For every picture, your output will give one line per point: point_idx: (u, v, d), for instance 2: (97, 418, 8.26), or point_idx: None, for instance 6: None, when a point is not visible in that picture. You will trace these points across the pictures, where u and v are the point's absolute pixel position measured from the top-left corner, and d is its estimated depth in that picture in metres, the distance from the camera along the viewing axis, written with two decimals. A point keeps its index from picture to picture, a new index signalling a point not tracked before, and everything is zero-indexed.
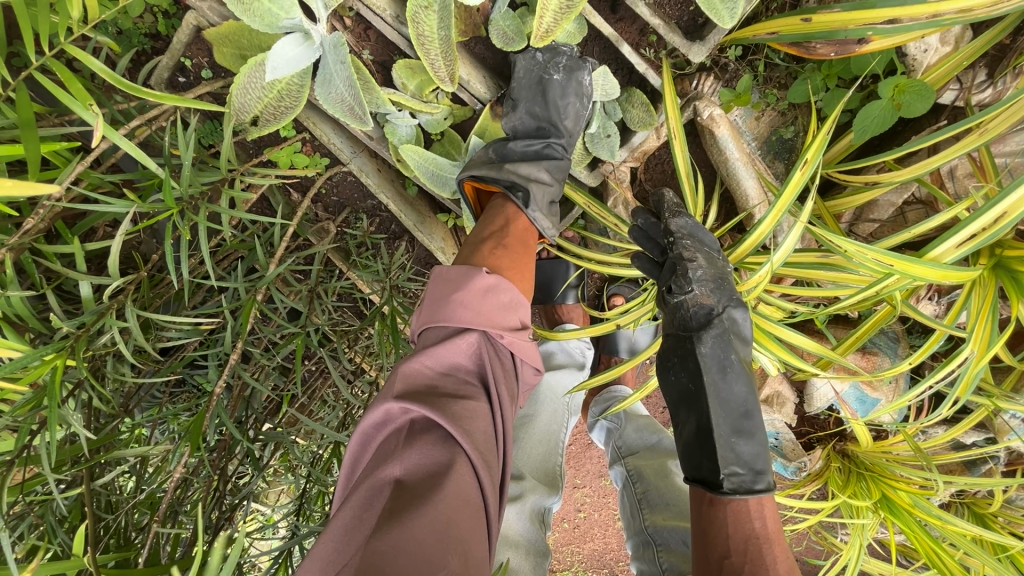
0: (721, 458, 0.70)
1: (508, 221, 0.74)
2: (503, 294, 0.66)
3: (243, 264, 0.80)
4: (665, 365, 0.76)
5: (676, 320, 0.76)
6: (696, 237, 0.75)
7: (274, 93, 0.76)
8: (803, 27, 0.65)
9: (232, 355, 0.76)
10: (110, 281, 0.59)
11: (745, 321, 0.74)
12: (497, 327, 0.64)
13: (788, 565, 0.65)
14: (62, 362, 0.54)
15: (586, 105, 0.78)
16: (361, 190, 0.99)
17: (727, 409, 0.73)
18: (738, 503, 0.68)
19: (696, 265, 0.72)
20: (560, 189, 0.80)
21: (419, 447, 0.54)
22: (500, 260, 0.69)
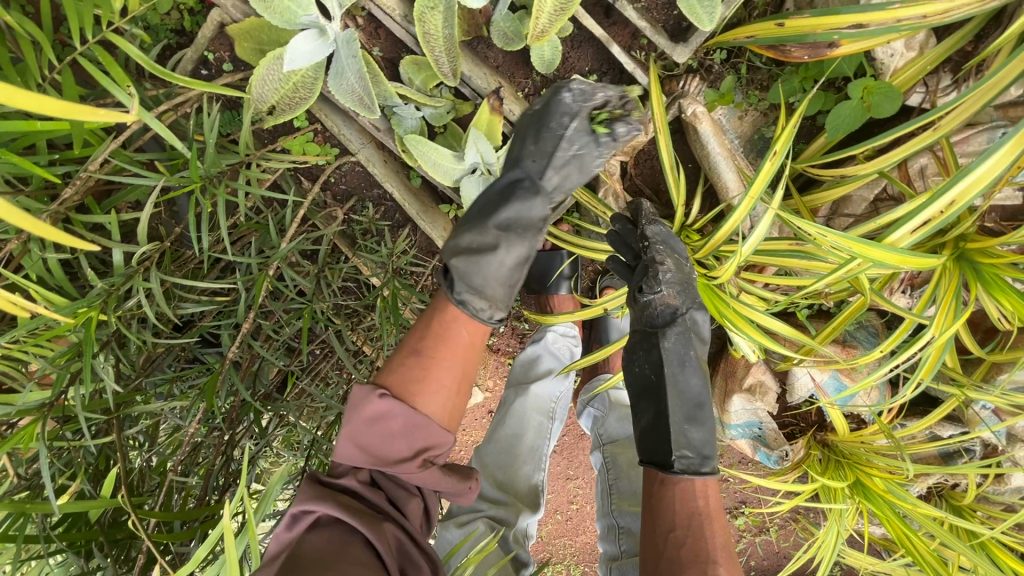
0: (674, 442, 0.75)
1: (444, 319, 0.70)
2: (395, 419, 0.65)
3: (257, 242, 0.86)
4: (631, 356, 0.81)
5: (642, 316, 0.79)
6: (669, 244, 0.78)
7: (290, 85, 0.82)
8: (777, 31, 0.72)
9: (244, 326, 0.81)
10: (138, 247, 0.65)
11: (705, 322, 0.79)
12: (382, 461, 0.65)
13: (724, 541, 0.72)
14: (95, 316, 0.60)
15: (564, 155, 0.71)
16: (367, 179, 1.05)
17: (683, 399, 0.77)
18: (684, 481, 0.74)
19: (665, 269, 0.76)
20: (509, 256, 0.70)
21: (316, 540, 0.60)
22: (406, 376, 0.68)
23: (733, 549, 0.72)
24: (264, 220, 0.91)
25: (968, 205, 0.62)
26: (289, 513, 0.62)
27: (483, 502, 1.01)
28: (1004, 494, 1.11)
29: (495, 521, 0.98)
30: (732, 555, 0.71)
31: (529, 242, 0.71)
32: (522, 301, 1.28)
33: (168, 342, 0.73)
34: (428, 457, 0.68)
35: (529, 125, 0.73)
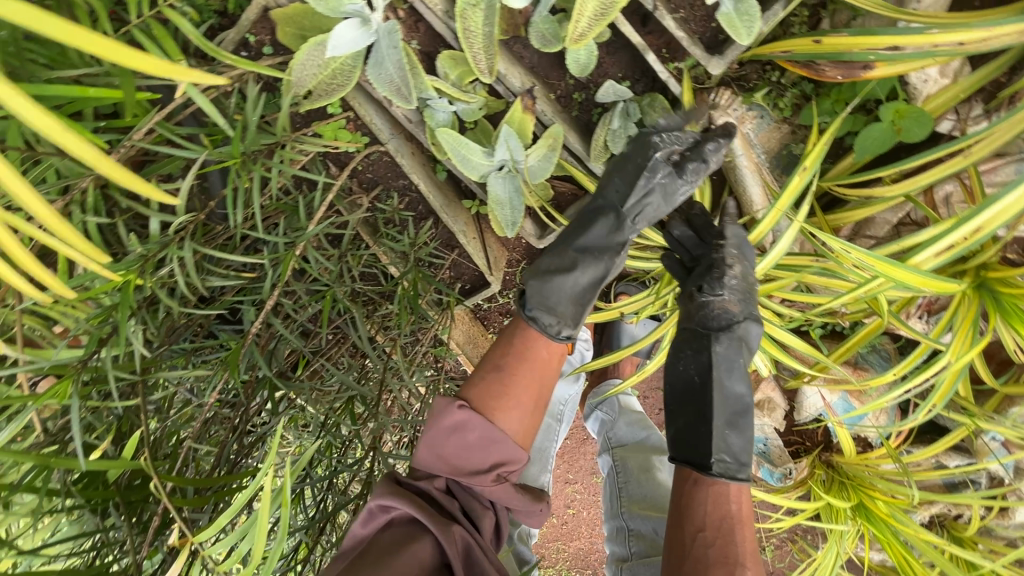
0: (715, 444, 0.74)
1: (521, 343, 0.77)
2: (472, 431, 0.71)
3: (286, 222, 0.88)
4: (677, 354, 0.81)
5: (696, 316, 0.79)
6: (742, 249, 0.77)
7: (329, 71, 0.84)
8: (814, 47, 0.73)
9: (269, 302, 0.83)
10: (175, 217, 0.67)
11: (758, 337, 0.78)
12: (461, 471, 0.71)
13: (753, 547, 0.71)
14: (133, 280, 0.62)
15: (648, 186, 0.75)
16: (394, 169, 1.07)
17: (726, 405, 0.77)
18: (720, 485, 0.73)
19: (731, 273, 0.75)
20: (582, 278, 0.78)
21: (388, 539, 0.65)
22: (485, 393, 0.74)
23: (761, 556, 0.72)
24: (293, 201, 0.92)
25: (995, 232, 0.63)
26: (368, 509, 0.67)
27: None
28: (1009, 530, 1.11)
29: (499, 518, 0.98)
30: (758, 561, 0.71)
31: (603, 264, 0.79)
32: None
33: (195, 312, 0.75)
34: (502, 472, 0.73)
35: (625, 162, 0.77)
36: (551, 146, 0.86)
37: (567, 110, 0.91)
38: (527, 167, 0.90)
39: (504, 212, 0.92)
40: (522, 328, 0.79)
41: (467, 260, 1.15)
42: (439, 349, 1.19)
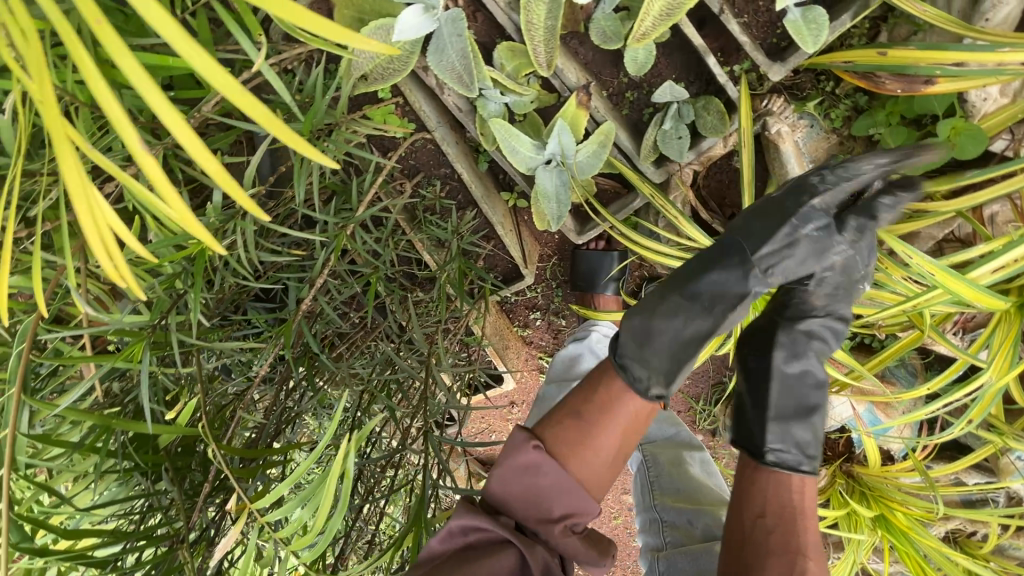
0: (769, 432, 0.76)
1: (607, 393, 0.72)
2: (545, 475, 0.67)
3: (336, 202, 0.88)
4: (746, 336, 0.82)
5: (778, 301, 0.79)
6: (863, 232, 0.71)
7: (387, 55, 0.84)
8: (878, 59, 0.73)
9: (318, 280, 0.84)
10: (241, 191, 0.68)
11: (837, 334, 0.77)
12: (530, 515, 0.68)
13: (817, 541, 0.71)
14: (202, 250, 0.62)
15: (789, 245, 0.70)
16: (438, 157, 1.07)
17: (791, 396, 0.77)
18: (776, 473, 0.75)
19: (832, 266, 0.73)
20: (683, 330, 0.72)
21: (475, 560, 0.62)
22: (563, 436, 0.70)
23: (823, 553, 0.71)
24: (342, 182, 0.93)
25: None
26: (450, 528, 0.64)
27: None
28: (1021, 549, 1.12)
29: None
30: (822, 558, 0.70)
31: (712, 319, 0.72)
32: (563, 297, 1.31)
33: (249, 286, 0.76)
34: (571, 523, 0.69)
35: (759, 215, 0.73)
36: (602, 142, 0.87)
37: (617, 108, 0.93)
38: (576, 162, 0.91)
39: (551, 207, 0.94)
40: (609, 375, 0.73)
41: (502, 252, 1.16)
42: (469, 339, 1.19)
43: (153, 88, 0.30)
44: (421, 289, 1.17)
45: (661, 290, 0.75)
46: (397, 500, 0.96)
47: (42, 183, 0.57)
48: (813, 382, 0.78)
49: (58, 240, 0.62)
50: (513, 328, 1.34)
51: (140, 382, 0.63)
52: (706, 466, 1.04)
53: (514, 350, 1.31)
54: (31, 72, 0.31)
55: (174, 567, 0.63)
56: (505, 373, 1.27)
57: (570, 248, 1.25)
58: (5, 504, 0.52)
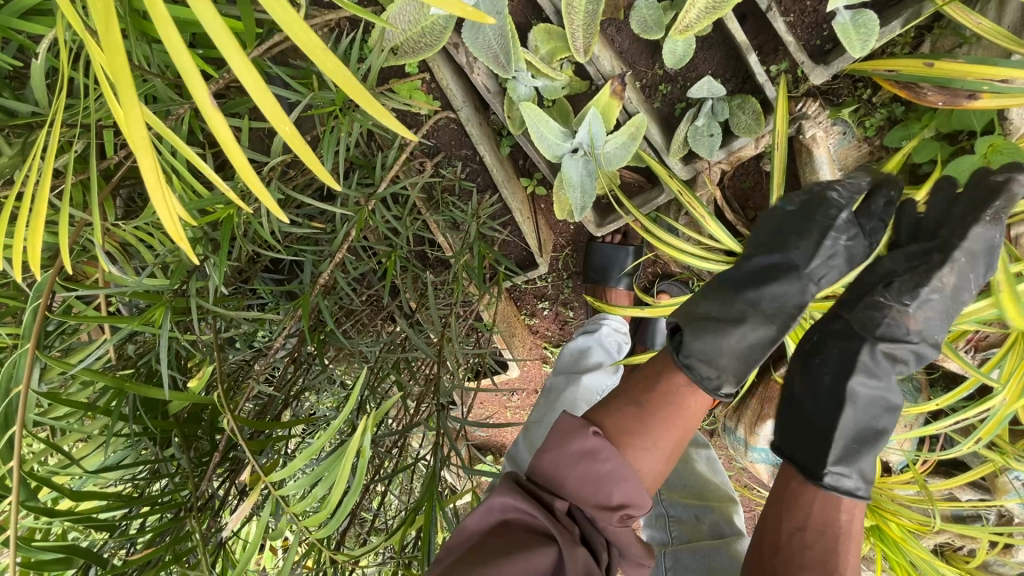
0: (834, 455, 0.73)
1: (666, 384, 0.73)
2: (603, 461, 0.66)
3: (359, 175, 0.87)
4: (820, 346, 0.79)
5: (860, 315, 0.75)
6: (974, 260, 0.69)
7: (419, 28, 0.80)
8: (923, 70, 0.72)
9: (338, 255, 0.82)
10: (268, 157, 0.66)
11: (925, 356, 0.74)
12: (586, 499, 0.66)
13: (854, 560, 0.72)
14: (229, 216, 0.60)
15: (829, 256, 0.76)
16: (460, 138, 1.05)
17: (859, 418, 0.74)
18: (830, 496, 0.73)
19: (933, 289, 0.70)
20: (750, 334, 0.74)
21: (507, 537, 0.62)
22: (623, 423, 0.71)
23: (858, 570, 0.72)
24: (364, 156, 0.91)
25: None
26: (497, 502, 0.64)
27: None
28: (1005, 565, 1.14)
29: None
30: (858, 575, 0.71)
31: (776, 326, 0.75)
32: (573, 288, 1.30)
33: (268, 255, 0.74)
34: (627, 514, 0.66)
35: (784, 219, 0.79)
36: (633, 135, 0.85)
37: (649, 100, 0.91)
38: (603, 153, 0.90)
39: (576, 196, 0.93)
40: (668, 373, 0.74)
41: (518, 238, 1.14)
42: (478, 324, 1.18)
43: (234, 47, 0.27)
44: (432, 271, 1.16)
45: (722, 295, 0.77)
46: (399, 480, 0.96)
47: (66, 134, 0.55)
48: (884, 405, 0.75)
49: (77, 194, 0.60)
50: (520, 316, 1.33)
51: (158, 346, 0.62)
52: (712, 463, 1.03)
53: (519, 337, 1.31)
54: (95, 20, 0.27)
55: (180, 534, 0.62)
56: (511, 360, 1.27)
57: (585, 240, 1.24)
58: (15, 463, 0.50)
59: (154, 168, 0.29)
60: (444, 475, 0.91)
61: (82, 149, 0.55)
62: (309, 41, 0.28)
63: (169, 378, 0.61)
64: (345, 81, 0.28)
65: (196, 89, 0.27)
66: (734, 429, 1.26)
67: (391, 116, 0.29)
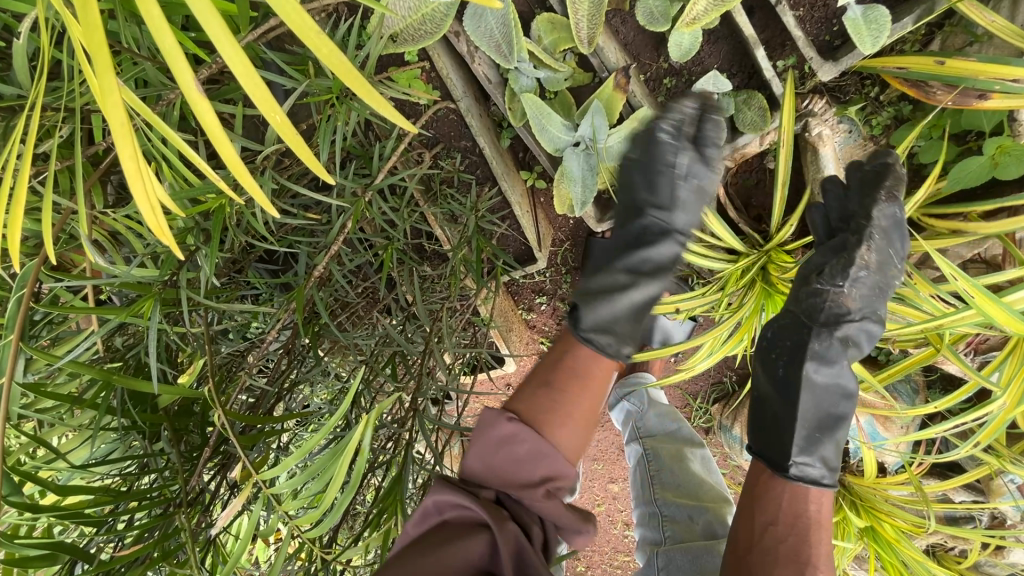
0: (795, 447, 0.75)
1: (573, 361, 0.77)
2: (522, 444, 0.69)
3: (356, 166, 0.85)
4: (775, 338, 0.81)
5: (805, 304, 0.78)
6: (888, 235, 0.74)
7: (419, 15, 0.79)
8: (934, 68, 0.71)
9: (334, 247, 0.81)
10: (262, 146, 0.64)
11: (872, 336, 0.77)
12: (510, 483, 0.69)
13: (827, 553, 0.71)
14: (222, 206, 0.58)
15: (701, 196, 0.83)
16: (459, 129, 1.03)
17: (818, 407, 0.77)
18: (798, 486, 0.75)
19: (862, 267, 0.73)
20: (637, 296, 0.81)
21: (445, 530, 0.62)
22: (535, 405, 0.73)
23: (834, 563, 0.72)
24: (361, 146, 0.89)
25: None
26: (430, 502, 0.65)
27: None
28: (996, 566, 1.15)
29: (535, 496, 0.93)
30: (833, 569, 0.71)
31: (659, 284, 0.83)
32: (571, 283, 1.29)
33: (262, 247, 0.73)
34: (552, 487, 0.70)
35: (633, 163, 0.83)
36: (636, 129, 0.84)
37: (653, 94, 0.90)
38: (605, 147, 0.88)
39: (577, 190, 0.89)
40: (571, 350, 0.79)
41: (517, 232, 1.13)
42: (475, 318, 1.17)
43: (223, 30, 0.25)
44: (430, 264, 1.14)
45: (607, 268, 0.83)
46: (394, 475, 0.95)
47: (51, 118, 0.53)
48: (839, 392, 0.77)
49: (63, 181, 0.58)
50: (518, 311, 1.32)
51: (147, 339, 0.60)
52: (706, 462, 1.04)
53: (517, 332, 1.30)
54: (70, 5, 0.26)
55: (170, 531, 0.61)
56: (507, 355, 1.26)
57: (584, 236, 1.22)
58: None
59: (133, 154, 0.27)
60: (439, 471, 0.90)
61: (67, 134, 0.53)
62: (307, 28, 0.27)
63: (158, 371, 0.59)
64: (343, 69, 0.27)
65: (181, 75, 0.26)
66: (730, 428, 1.26)
67: (389, 105, 0.28)
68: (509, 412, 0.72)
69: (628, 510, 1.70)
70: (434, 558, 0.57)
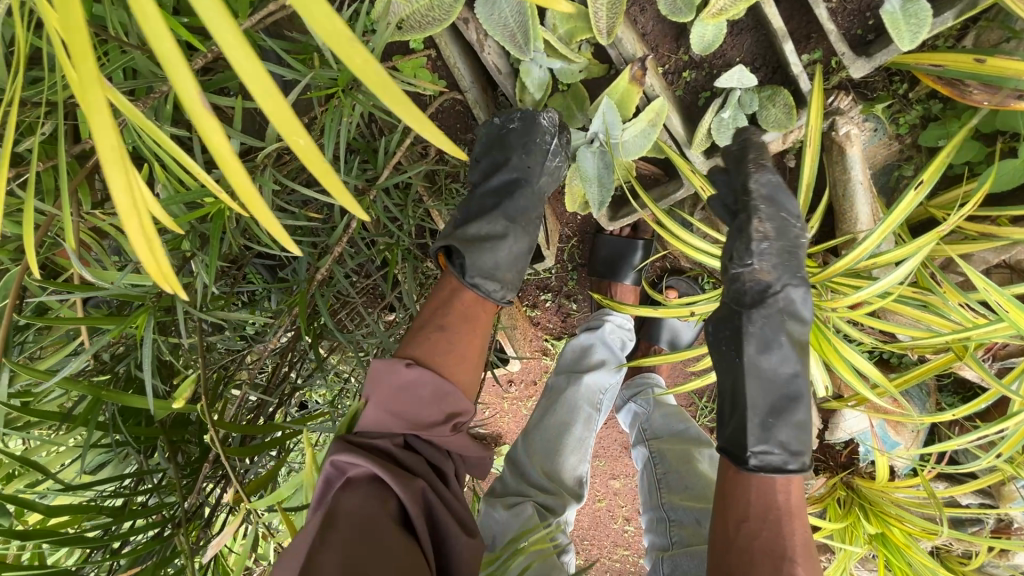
0: (751, 436, 0.75)
1: (454, 298, 0.81)
2: (424, 387, 0.73)
3: (359, 161, 0.80)
4: (715, 333, 0.80)
5: (731, 292, 0.78)
6: (774, 202, 0.72)
7: (428, 1, 0.74)
8: (974, 67, 0.67)
9: (336, 248, 0.77)
10: (263, 143, 0.60)
11: (803, 302, 0.75)
12: (416, 422, 0.72)
13: (803, 541, 0.70)
14: (223, 211, 0.54)
15: (548, 145, 0.85)
16: (465, 121, 0.99)
17: (767, 392, 0.76)
18: (763, 476, 0.73)
19: (761, 238, 0.73)
20: (513, 246, 0.85)
21: (351, 497, 0.63)
22: (430, 349, 0.76)
23: (814, 551, 0.71)
24: (364, 140, 0.84)
25: None
26: (328, 473, 0.65)
27: (530, 487, 0.97)
28: (999, 568, 1.14)
29: (543, 507, 0.93)
30: (813, 556, 0.70)
31: (528, 236, 0.87)
32: (577, 280, 1.26)
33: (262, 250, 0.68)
34: (456, 422, 0.75)
35: (489, 128, 0.86)
36: (653, 121, 0.80)
37: (672, 88, 0.85)
38: (621, 142, 0.83)
39: (593, 191, 0.88)
40: (456, 293, 0.82)
41: None
42: None
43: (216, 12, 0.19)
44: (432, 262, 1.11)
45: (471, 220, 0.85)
46: None
47: (30, 113, 0.48)
48: (783, 372, 0.75)
49: (48, 182, 0.53)
50: (522, 308, 1.29)
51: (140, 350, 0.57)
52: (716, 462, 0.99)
53: (520, 330, 1.27)
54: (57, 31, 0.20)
55: (167, 554, 0.58)
56: (512, 354, 1.23)
57: (592, 232, 1.19)
58: None
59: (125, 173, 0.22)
60: None
61: (50, 130, 0.48)
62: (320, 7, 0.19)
63: (153, 386, 0.56)
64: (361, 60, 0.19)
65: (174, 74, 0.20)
66: None
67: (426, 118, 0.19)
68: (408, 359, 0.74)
69: (629, 505, 1.69)
70: (354, 532, 0.59)
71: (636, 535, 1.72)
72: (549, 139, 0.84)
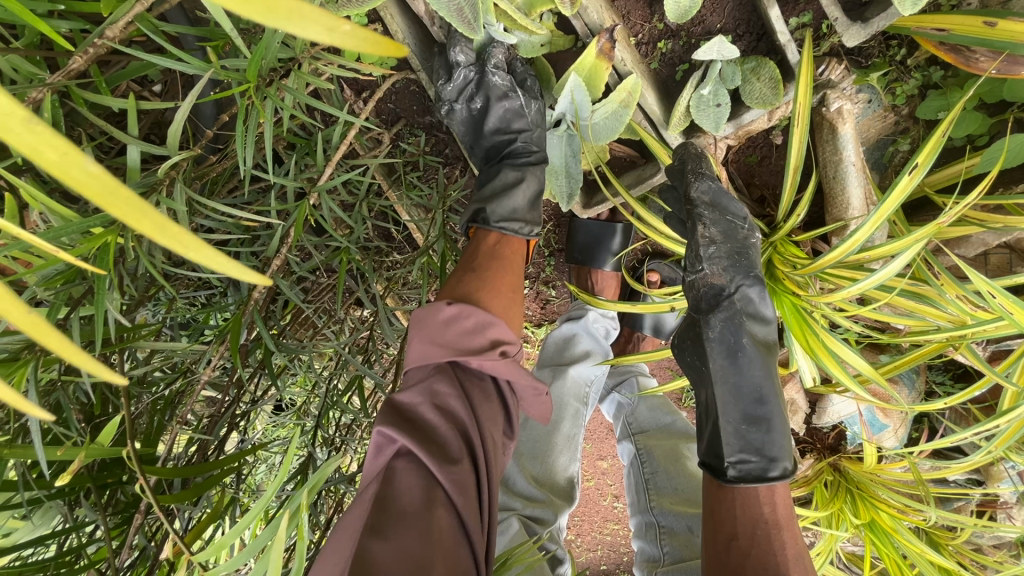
0: (727, 445, 0.69)
1: (487, 245, 0.81)
2: (469, 317, 0.71)
3: (297, 158, 0.72)
4: (681, 346, 0.76)
5: (688, 299, 0.73)
6: (717, 206, 0.70)
7: None
8: (983, 31, 0.59)
9: (276, 260, 0.70)
10: (167, 153, 0.51)
11: (761, 300, 0.71)
12: (462, 352, 0.69)
13: (797, 555, 0.65)
14: (114, 238, 0.47)
15: (517, 99, 0.82)
16: (423, 103, 0.89)
17: (739, 395, 0.70)
18: (745, 488, 0.68)
19: (707, 243, 0.69)
20: (525, 189, 0.84)
21: (398, 476, 0.58)
22: (466, 288, 0.75)
23: (806, 561, 0.66)
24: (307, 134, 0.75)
25: None
26: (374, 438, 0.61)
27: (516, 498, 0.92)
28: (983, 538, 1.14)
29: (531, 518, 0.89)
30: (805, 570, 0.64)
31: (534, 176, 0.86)
32: (555, 266, 1.18)
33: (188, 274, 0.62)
34: (503, 349, 0.71)
35: (458, 120, 0.84)
36: (625, 102, 0.71)
37: (646, 61, 0.77)
38: (590, 124, 0.75)
39: (561, 181, 0.83)
40: (482, 240, 0.82)
41: None
42: None
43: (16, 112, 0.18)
44: (398, 256, 1.03)
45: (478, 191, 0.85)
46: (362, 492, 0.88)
47: None
48: (756, 371, 0.70)
49: None
50: None
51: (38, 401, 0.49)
52: None
53: None
54: None
55: None
56: None
57: (568, 216, 1.11)
58: None
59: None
60: None
61: None
62: (9, 116, 0.18)
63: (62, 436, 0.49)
64: (62, 171, 0.17)
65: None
66: None
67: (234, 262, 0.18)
68: (445, 299, 0.73)
69: (617, 485, 1.67)
70: (402, 529, 0.55)
71: (625, 511, 1.71)
72: (512, 96, 0.82)
